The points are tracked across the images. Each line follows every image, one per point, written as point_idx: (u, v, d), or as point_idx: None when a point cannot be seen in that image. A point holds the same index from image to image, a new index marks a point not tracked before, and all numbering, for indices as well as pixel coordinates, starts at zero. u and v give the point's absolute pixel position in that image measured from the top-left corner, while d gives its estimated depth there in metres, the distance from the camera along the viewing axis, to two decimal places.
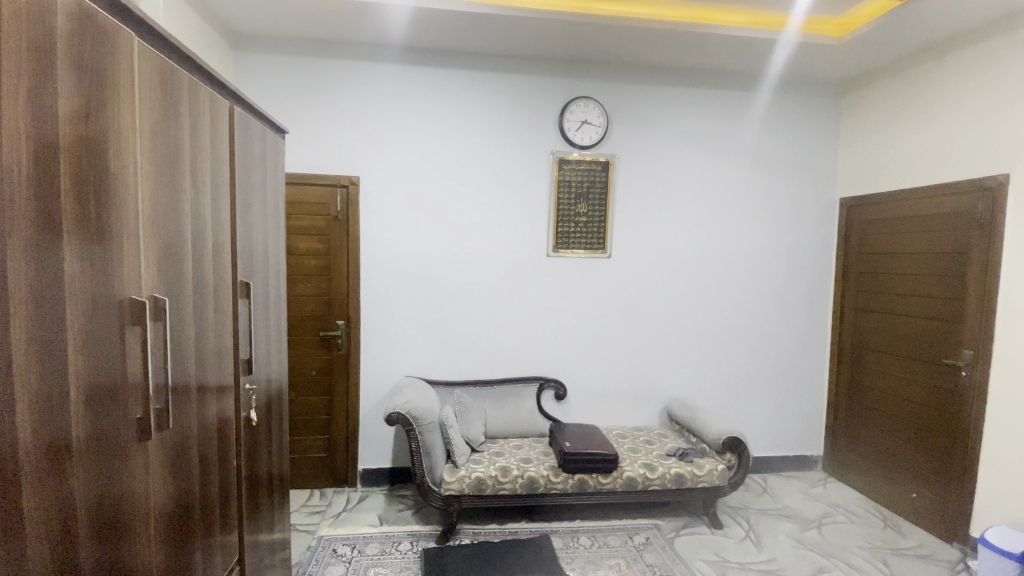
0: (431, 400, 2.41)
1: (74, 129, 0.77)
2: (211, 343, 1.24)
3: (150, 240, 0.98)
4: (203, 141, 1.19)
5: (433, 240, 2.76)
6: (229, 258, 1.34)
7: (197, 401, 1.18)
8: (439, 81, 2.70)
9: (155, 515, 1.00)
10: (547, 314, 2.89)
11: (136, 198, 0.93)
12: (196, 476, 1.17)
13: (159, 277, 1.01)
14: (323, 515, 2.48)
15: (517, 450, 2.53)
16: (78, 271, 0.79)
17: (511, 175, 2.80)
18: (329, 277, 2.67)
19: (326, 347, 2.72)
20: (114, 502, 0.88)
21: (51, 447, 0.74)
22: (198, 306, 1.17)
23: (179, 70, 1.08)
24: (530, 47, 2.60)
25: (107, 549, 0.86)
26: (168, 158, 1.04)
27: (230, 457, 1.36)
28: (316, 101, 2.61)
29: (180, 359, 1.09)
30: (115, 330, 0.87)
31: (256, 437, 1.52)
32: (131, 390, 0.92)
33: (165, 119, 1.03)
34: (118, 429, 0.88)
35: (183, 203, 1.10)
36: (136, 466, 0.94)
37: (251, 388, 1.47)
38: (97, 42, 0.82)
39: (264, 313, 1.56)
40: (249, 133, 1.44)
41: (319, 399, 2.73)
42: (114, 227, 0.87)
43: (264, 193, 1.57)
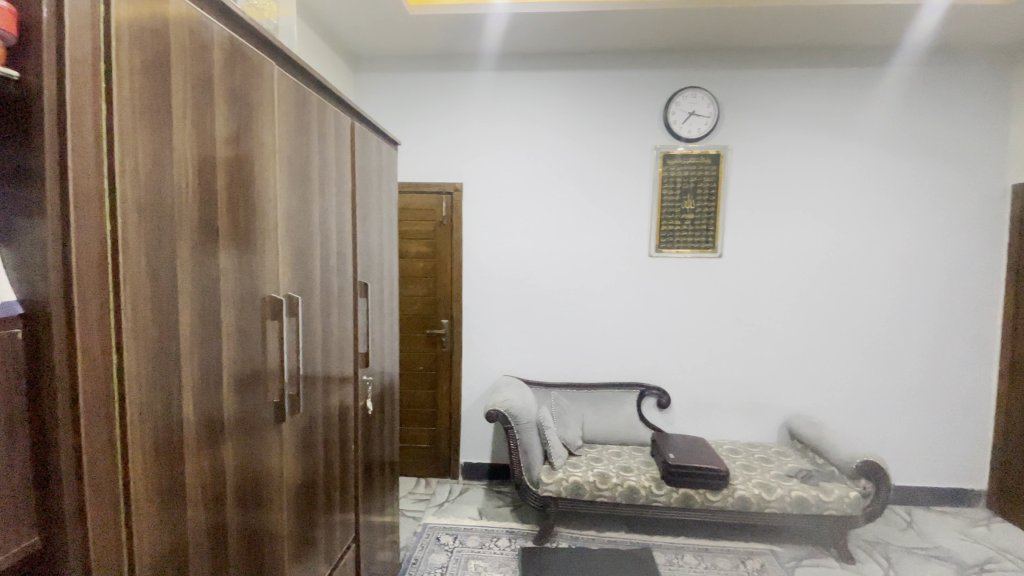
0: (529, 400, 2.43)
1: (229, 151, 0.90)
2: (336, 337, 1.37)
3: (287, 244, 1.10)
4: (330, 154, 1.32)
5: (532, 242, 2.79)
6: (351, 260, 1.47)
7: (323, 387, 1.31)
8: (538, 84, 2.72)
9: (288, 487, 1.13)
10: (650, 316, 2.77)
11: (276, 208, 1.06)
12: (322, 455, 1.30)
13: (294, 278, 1.14)
14: (428, 503, 2.62)
15: (616, 457, 2.45)
16: (232, 272, 0.91)
17: (611, 174, 2.73)
18: (435, 278, 2.83)
19: (431, 344, 2.87)
20: (255, 474, 1.00)
21: (209, 423, 0.86)
22: (325, 304, 1.29)
23: (311, 92, 1.21)
24: (629, 41, 2.52)
25: (250, 513, 0.99)
26: (301, 171, 1.16)
27: (349, 442, 1.49)
28: (425, 113, 2.78)
29: (310, 350, 1.22)
30: (259, 323, 1.00)
31: (370, 425, 1.65)
32: (270, 376, 1.04)
33: (299, 136, 1.16)
34: (259, 411, 1.01)
35: (313, 211, 1.22)
36: (272, 445, 1.06)
37: (367, 379, 1.60)
38: (246, 75, 0.95)
39: (380, 312, 1.70)
40: (367, 148, 1.57)
41: (425, 392, 2.90)
42: (258, 234, 0.99)
43: (380, 201, 1.70)
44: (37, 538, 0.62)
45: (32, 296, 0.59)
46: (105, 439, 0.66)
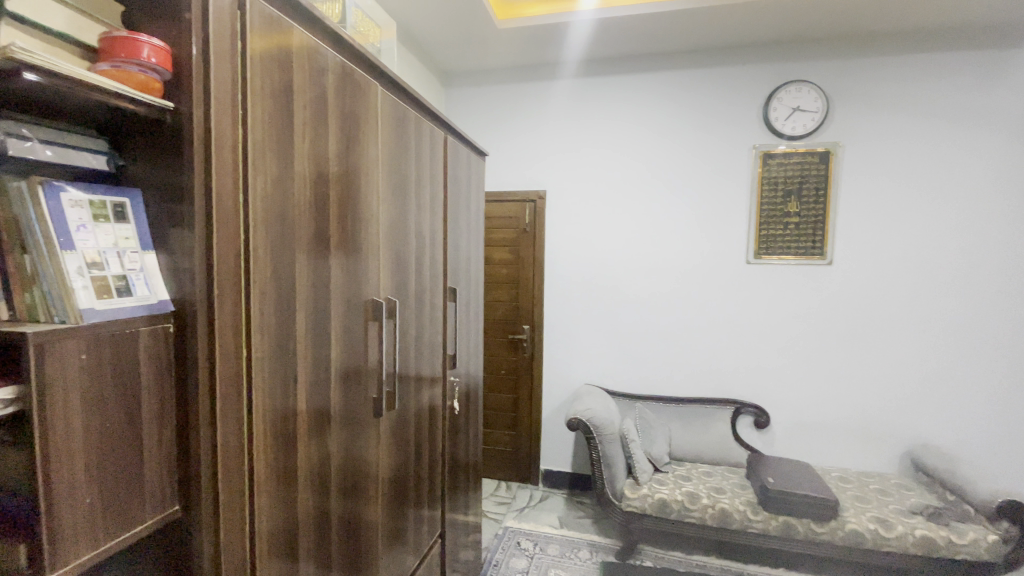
0: (612, 411, 2.37)
1: (339, 165, 0.98)
2: (427, 340, 1.44)
3: (387, 251, 1.18)
4: (425, 167, 1.39)
5: (617, 248, 2.74)
6: (442, 266, 1.54)
7: (416, 386, 1.38)
8: (624, 89, 2.67)
9: (383, 478, 1.20)
10: (746, 327, 2.59)
11: (378, 217, 1.14)
12: (412, 451, 1.37)
13: (392, 283, 1.21)
14: (509, 507, 2.65)
15: (707, 476, 2.31)
16: (340, 276, 1.00)
17: (703, 177, 2.60)
18: (518, 285, 2.86)
19: (514, 350, 2.90)
20: (356, 464, 1.08)
21: (318, 415, 0.94)
22: (418, 308, 1.36)
23: (409, 109, 1.29)
24: (723, 38, 2.39)
25: (351, 501, 1.07)
26: (400, 183, 1.24)
27: (437, 440, 1.56)
28: (510, 123, 2.83)
29: (405, 351, 1.29)
30: (361, 324, 1.08)
31: (457, 425, 1.71)
32: (370, 374, 1.12)
33: (399, 151, 1.23)
34: (360, 405, 1.09)
35: (410, 219, 1.30)
36: (370, 439, 1.14)
37: (455, 380, 1.67)
38: (355, 97, 1.04)
39: (466, 316, 1.76)
40: (458, 159, 1.64)
41: (507, 397, 2.94)
42: (363, 242, 1.07)
43: (469, 209, 1.76)
44: (178, 508, 0.72)
45: (183, 296, 0.70)
46: (234, 423, 0.75)
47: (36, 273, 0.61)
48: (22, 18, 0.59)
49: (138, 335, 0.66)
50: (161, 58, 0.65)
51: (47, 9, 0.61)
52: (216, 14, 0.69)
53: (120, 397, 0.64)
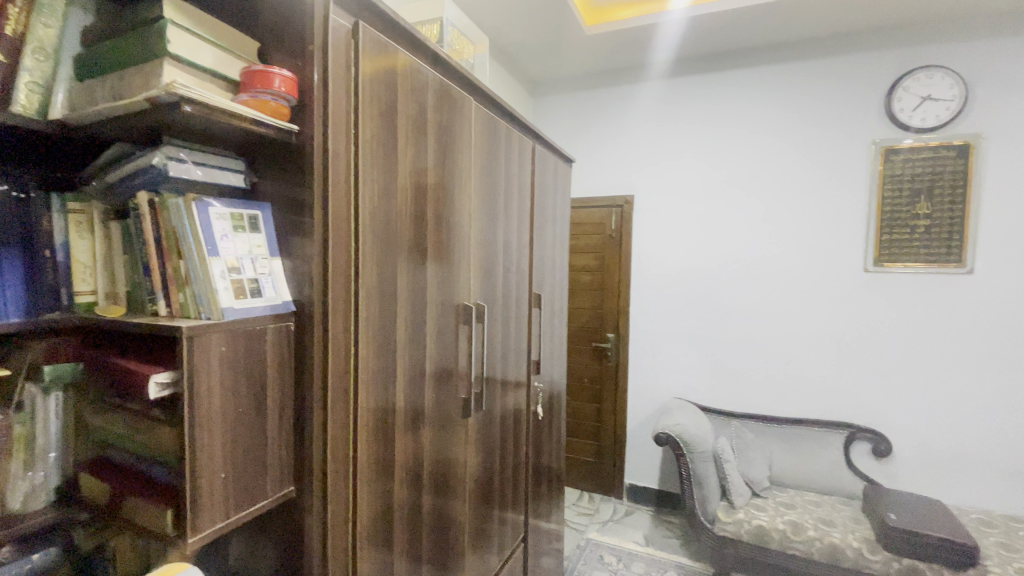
0: (704, 427, 2.25)
1: (436, 176, 1.04)
2: (513, 345, 1.46)
3: (477, 257, 1.22)
4: (514, 175, 1.43)
5: (710, 255, 2.60)
6: (528, 273, 1.56)
7: (501, 390, 1.41)
8: (719, 87, 2.53)
9: (469, 479, 1.24)
10: (861, 342, 2.33)
11: (471, 224, 1.19)
12: (497, 453, 1.40)
13: (481, 289, 1.25)
14: (592, 519, 2.60)
15: (814, 506, 2.10)
16: (435, 281, 1.05)
17: (810, 177, 2.39)
18: (603, 291, 2.82)
19: (598, 358, 2.86)
20: (446, 463, 1.13)
21: (414, 412, 1.00)
22: (506, 313, 1.40)
23: (500, 120, 1.33)
24: (833, 25, 2.19)
25: (440, 497, 1.11)
26: (490, 192, 1.28)
27: (522, 445, 1.58)
28: (597, 129, 2.81)
29: (492, 355, 1.33)
30: (453, 327, 1.12)
31: (540, 431, 1.72)
32: (460, 375, 1.16)
33: (490, 161, 1.28)
34: (451, 405, 1.13)
35: (498, 227, 1.34)
36: (459, 438, 1.18)
37: (538, 386, 1.68)
38: (452, 111, 1.09)
39: (550, 322, 1.77)
40: (545, 168, 1.66)
41: (591, 406, 2.89)
42: (456, 249, 1.12)
43: (554, 215, 1.77)
44: (292, 489, 0.80)
45: (302, 298, 0.78)
46: (341, 415, 0.82)
47: (189, 275, 0.72)
48: (182, 59, 0.69)
49: (267, 332, 0.75)
50: (289, 86, 0.73)
51: (200, 49, 0.72)
52: (334, 43, 0.77)
53: (250, 387, 0.73)
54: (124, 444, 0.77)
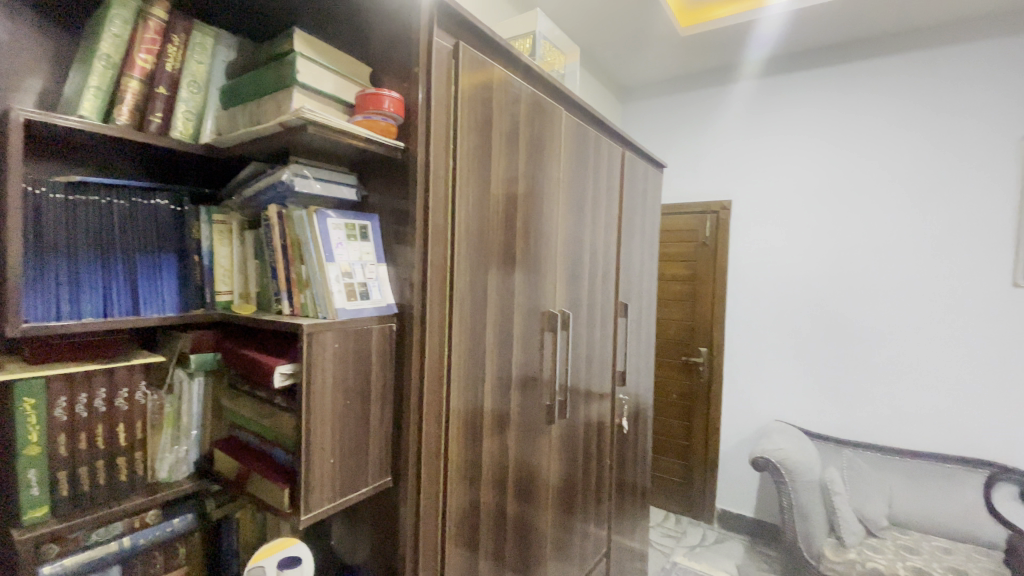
0: (809, 454, 2.06)
1: (527, 185, 1.07)
2: (598, 354, 1.45)
3: (564, 265, 1.23)
4: (602, 183, 1.42)
5: (818, 265, 2.38)
6: (615, 281, 1.53)
7: (585, 401, 1.39)
8: (830, 83, 2.32)
9: (552, 487, 1.24)
10: (1010, 369, 2.00)
11: (559, 232, 1.20)
12: (580, 464, 1.39)
13: (567, 297, 1.25)
14: (678, 542, 2.47)
15: (944, 554, 1.82)
16: (523, 288, 1.07)
17: (943, 178, 2.10)
18: (694, 303, 2.69)
19: (687, 372, 2.72)
20: (530, 469, 1.14)
21: (500, 415, 1.02)
22: (591, 322, 1.39)
23: (590, 128, 1.34)
24: (974, 6, 1.92)
25: (524, 502, 1.12)
26: (579, 199, 1.29)
27: (605, 458, 1.55)
28: (690, 133, 2.69)
29: (577, 364, 1.33)
30: (539, 334, 1.14)
31: (624, 445, 1.68)
32: (544, 382, 1.17)
33: (579, 169, 1.28)
34: (535, 412, 1.15)
35: (586, 234, 1.33)
36: (543, 446, 1.19)
37: (624, 398, 1.64)
38: (544, 121, 1.11)
39: (637, 333, 1.72)
40: (635, 175, 1.63)
41: (679, 423, 2.76)
42: (544, 256, 1.14)
43: (644, 223, 1.73)
44: (388, 479, 0.86)
45: (404, 301, 0.84)
46: (434, 413, 0.87)
47: (309, 278, 0.80)
48: (310, 87, 0.78)
49: (372, 331, 0.81)
50: (397, 106, 0.79)
51: (324, 77, 0.81)
52: (437, 63, 0.82)
53: (357, 381, 0.80)
54: (251, 426, 0.87)
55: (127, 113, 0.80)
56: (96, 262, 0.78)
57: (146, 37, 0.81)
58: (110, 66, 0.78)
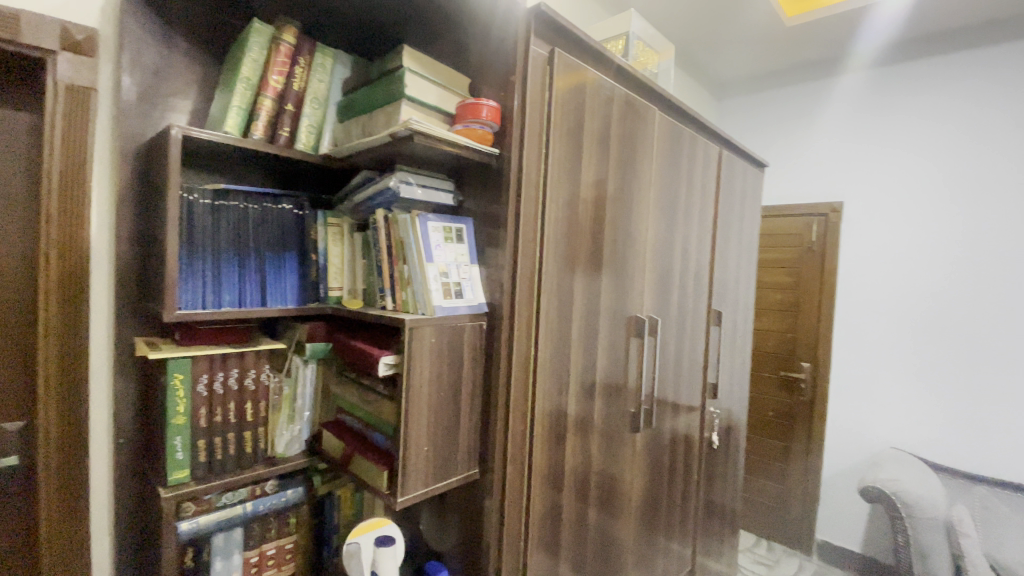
0: (933, 488, 1.82)
1: (617, 188, 1.06)
2: (686, 365, 1.39)
3: (653, 270, 1.20)
4: (696, 183, 1.36)
5: (948, 276, 2.09)
6: (708, 287, 1.46)
7: (672, 413, 1.34)
8: (972, 66, 2.01)
9: (635, 499, 1.21)
10: None
11: (648, 235, 1.17)
12: (665, 478, 1.34)
13: (656, 302, 1.22)
14: (771, 571, 2.29)
15: None
16: (610, 293, 1.06)
17: None
18: (797, 313, 2.48)
19: (787, 389, 2.52)
20: (612, 478, 1.12)
21: (583, 420, 1.02)
22: (680, 330, 1.33)
23: (684, 127, 1.29)
24: None
25: (605, 510, 1.11)
26: (671, 202, 1.25)
27: (693, 473, 1.48)
28: (796, 130, 2.48)
29: (664, 373, 1.28)
30: (624, 340, 1.12)
31: (713, 462, 1.60)
32: (629, 390, 1.15)
33: (672, 171, 1.24)
34: (619, 420, 1.13)
35: (677, 238, 1.29)
36: (627, 455, 1.17)
37: (714, 412, 1.56)
38: (636, 122, 1.10)
39: (730, 343, 1.63)
40: (732, 177, 1.55)
41: (775, 442, 2.55)
42: (632, 261, 1.12)
43: (740, 226, 1.63)
44: (475, 472, 0.90)
45: (495, 301, 0.88)
46: (520, 412, 0.89)
47: (410, 277, 0.86)
48: (414, 99, 0.84)
49: (465, 329, 0.86)
50: (492, 114, 0.83)
51: (427, 89, 0.86)
52: (532, 70, 0.85)
53: (450, 375, 0.84)
54: (355, 411, 0.95)
55: (261, 128, 0.90)
56: (234, 259, 0.89)
57: (278, 60, 0.91)
58: (250, 87, 0.89)
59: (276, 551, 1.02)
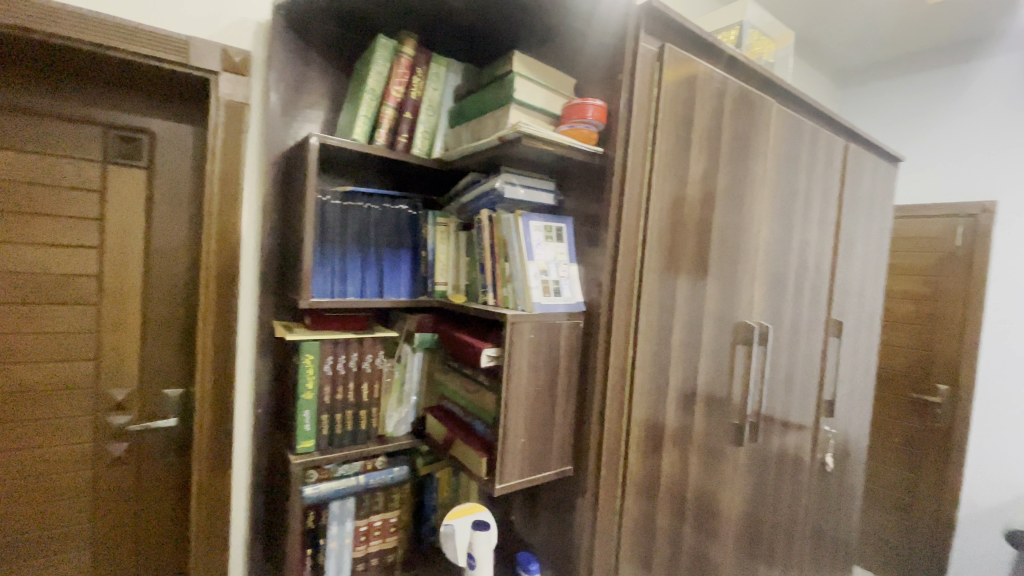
0: None
1: (727, 186, 1.01)
2: (799, 378, 1.28)
3: (765, 274, 1.12)
4: (817, 180, 1.25)
5: None
6: (827, 294, 1.34)
7: (780, 429, 1.25)
8: None
9: (735, 516, 1.15)
10: None
11: (760, 236, 1.10)
12: (770, 498, 1.25)
13: (766, 309, 1.14)
14: None
15: None
16: (715, 297, 1.01)
17: None
18: (936, 328, 2.17)
19: (919, 413, 2.21)
20: (710, 492, 1.07)
21: (682, 428, 0.99)
22: (793, 341, 1.23)
23: (804, 119, 1.19)
24: None
25: (702, 524, 1.06)
26: (787, 200, 1.16)
27: (802, 497, 1.36)
28: (938, 121, 2.16)
29: (773, 385, 1.20)
30: (730, 347, 1.06)
31: (826, 486, 1.46)
32: (733, 400, 1.09)
33: (789, 167, 1.15)
34: (721, 431, 1.07)
35: (793, 240, 1.19)
36: (727, 470, 1.11)
37: (829, 431, 1.42)
38: (750, 115, 1.03)
39: (851, 357, 1.47)
40: (860, 174, 1.40)
41: (902, 473, 2.26)
42: (741, 263, 1.06)
43: (868, 227, 1.46)
44: (570, 468, 0.91)
45: (595, 300, 0.88)
46: (617, 413, 0.88)
47: (511, 274, 0.89)
48: (522, 102, 0.87)
49: (564, 326, 0.87)
50: (598, 113, 0.84)
51: (534, 92, 0.89)
52: (640, 67, 0.84)
53: (548, 370, 0.86)
54: (457, 398, 1.01)
55: (384, 135, 1.00)
56: (357, 255, 0.99)
57: (398, 72, 0.99)
58: (374, 98, 0.98)
59: (382, 522, 1.12)
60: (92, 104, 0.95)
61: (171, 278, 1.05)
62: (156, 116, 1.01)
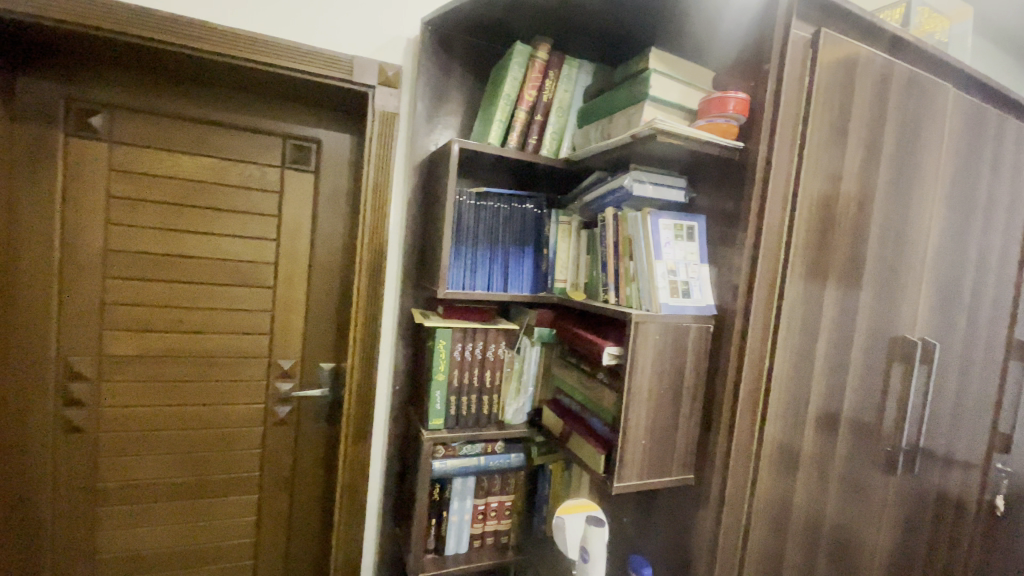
0: None
1: (888, 184, 0.90)
2: (970, 407, 1.10)
3: (931, 284, 0.99)
4: (1004, 176, 1.06)
5: None
6: (1010, 311, 1.14)
7: (942, 463, 1.08)
8: None
9: (879, 553, 1.02)
10: None
11: (928, 241, 0.97)
12: (924, 539, 1.09)
13: (932, 324, 1.00)
14: None
15: None
16: (869, 308, 0.91)
17: None
18: None
19: None
20: (851, 522, 0.97)
21: (822, 448, 0.91)
22: (964, 363, 1.07)
23: (989, 105, 1.02)
24: None
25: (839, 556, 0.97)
26: (964, 199, 1.01)
27: (965, 544, 1.18)
28: None
29: (936, 412, 1.04)
30: (883, 365, 0.95)
31: (996, 535, 1.24)
32: (884, 423, 0.97)
33: (968, 161, 1.00)
34: (867, 457, 0.97)
35: (969, 245, 1.03)
36: (873, 500, 0.99)
37: (1005, 471, 1.21)
38: (919, 104, 0.92)
39: None
40: None
41: None
42: (902, 272, 0.95)
43: None
44: (691, 476, 0.88)
45: (727, 304, 0.85)
46: (748, 425, 0.84)
47: (637, 274, 0.89)
48: (658, 98, 0.86)
49: (691, 329, 0.85)
50: (740, 106, 0.80)
51: (669, 88, 0.88)
52: (790, 59, 0.79)
53: (673, 373, 0.85)
54: (574, 393, 1.03)
55: (516, 138, 1.05)
56: (487, 252, 1.06)
57: (532, 76, 1.03)
58: (509, 103, 1.04)
59: (498, 505, 1.18)
60: (276, 118, 1.13)
61: (329, 267, 1.21)
62: (322, 126, 1.17)
